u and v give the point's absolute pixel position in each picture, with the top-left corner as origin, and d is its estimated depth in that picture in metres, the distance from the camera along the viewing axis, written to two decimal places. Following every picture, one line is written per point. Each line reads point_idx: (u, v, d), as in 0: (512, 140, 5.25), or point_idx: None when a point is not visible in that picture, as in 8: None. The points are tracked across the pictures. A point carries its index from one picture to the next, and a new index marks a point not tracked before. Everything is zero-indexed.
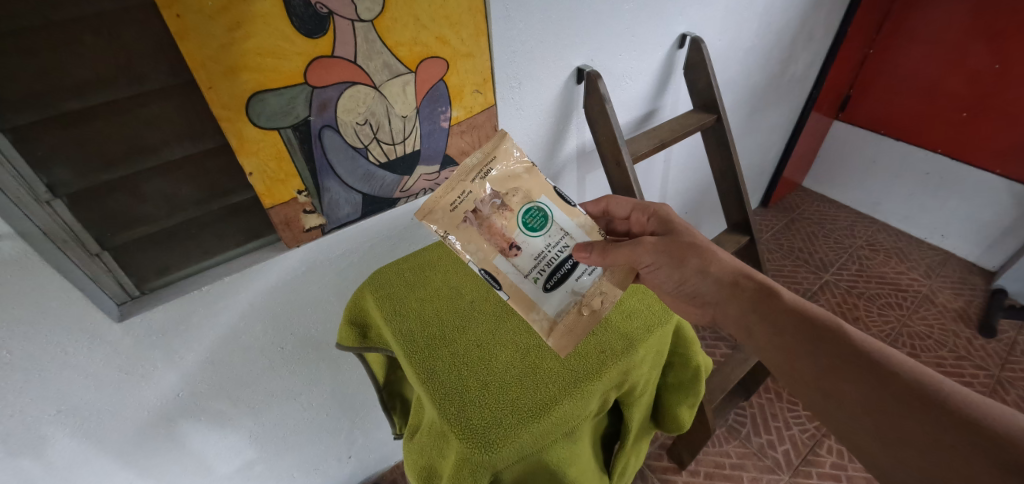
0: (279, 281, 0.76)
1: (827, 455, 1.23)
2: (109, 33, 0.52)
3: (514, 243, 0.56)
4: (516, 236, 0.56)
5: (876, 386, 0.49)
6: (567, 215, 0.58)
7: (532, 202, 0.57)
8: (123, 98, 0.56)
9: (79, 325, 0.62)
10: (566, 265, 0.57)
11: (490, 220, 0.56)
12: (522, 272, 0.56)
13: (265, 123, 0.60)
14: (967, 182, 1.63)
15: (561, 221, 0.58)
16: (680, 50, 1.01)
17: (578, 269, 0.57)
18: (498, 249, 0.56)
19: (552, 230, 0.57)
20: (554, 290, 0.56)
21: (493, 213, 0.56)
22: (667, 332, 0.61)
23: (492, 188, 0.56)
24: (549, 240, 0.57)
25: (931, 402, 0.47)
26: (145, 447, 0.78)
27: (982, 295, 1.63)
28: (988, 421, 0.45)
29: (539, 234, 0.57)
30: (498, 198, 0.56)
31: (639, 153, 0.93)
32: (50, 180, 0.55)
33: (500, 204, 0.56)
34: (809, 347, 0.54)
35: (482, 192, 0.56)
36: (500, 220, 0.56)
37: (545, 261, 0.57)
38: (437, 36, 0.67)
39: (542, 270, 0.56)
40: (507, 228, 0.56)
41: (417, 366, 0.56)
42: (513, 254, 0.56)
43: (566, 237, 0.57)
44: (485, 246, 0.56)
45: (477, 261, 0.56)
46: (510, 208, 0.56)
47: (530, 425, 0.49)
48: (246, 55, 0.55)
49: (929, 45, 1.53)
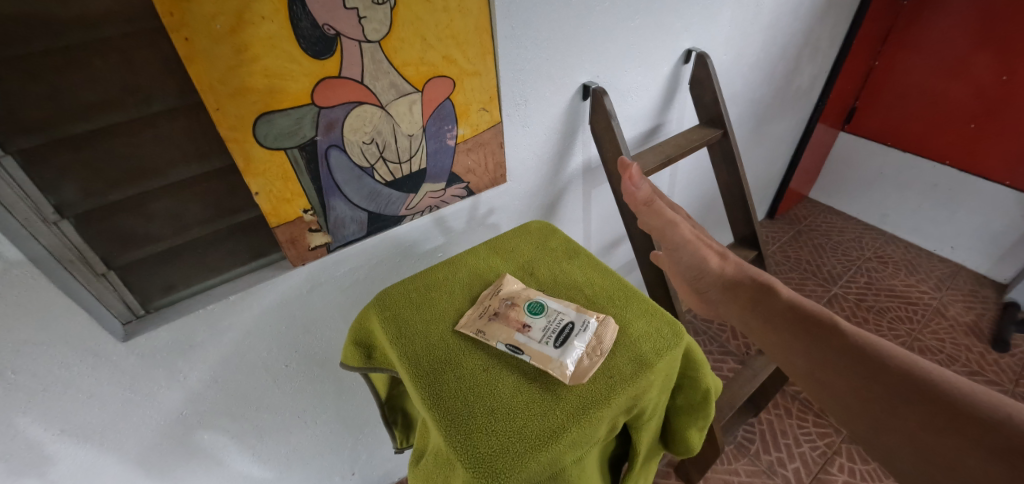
0: (283, 299, 0.75)
1: (839, 473, 1.21)
2: (117, 57, 0.52)
3: (525, 323, 0.56)
4: (524, 318, 0.57)
5: (865, 377, 0.47)
6: (558, 300, 0.60)
7: (530, 299, 0.60)
8: (130, 120, 0.56)
9: (83, 345, 0.61)
10: (569, 325, 0.55)
11: (504, 312, 0.58)
12: (536, 339, 0.54)
13: (272, 143, 0.60)
14: (977, 193, 1.61)
15: (558, 305, 0.59)
16: (686, 65, 1.01)
17: (577, 330, 0.55)
18: (516, 331, 0.55)
19: (551, 312, 0.58)
20: (563, 344, 0.53)
21: (506, 309, 0.58)
22: (677, 356, 0.55)
23: (504, 295, 0.60)
24: (552, 318, 0.57)
25: (924, 393, 0.44)
26: (147, 466, 0.77)
27: (994, 308, 1.60)
28: (989, 412, 0.41)
29: (542, 314, 0.57)
30: (508, 299, 0.59)
31: (646, 169, 0.92)
32: (56, 200, 0.55)
33: (509, 303, 0.59)
34: (802, 341, 0.52)
35: (496, 300, 0.60)
36: (512, 311, 0.58)
37: (553, 328, 0.55)
38: (443, 56, 0.67)
39: (551, 334, 0.55)
40: (517, 314, 0.57)
41: (420, 386, 0.51)
42: (527, 330, 0.55)
43: (563, 310, 0.58)
44: (504, 327, 0.55)
45: (501, 339, 0.54)
46: (517, 303, 0.59)
47: (537, 454, 0.45)
48: (253, 77, 0.55)
49: (934, 57, 1.53)
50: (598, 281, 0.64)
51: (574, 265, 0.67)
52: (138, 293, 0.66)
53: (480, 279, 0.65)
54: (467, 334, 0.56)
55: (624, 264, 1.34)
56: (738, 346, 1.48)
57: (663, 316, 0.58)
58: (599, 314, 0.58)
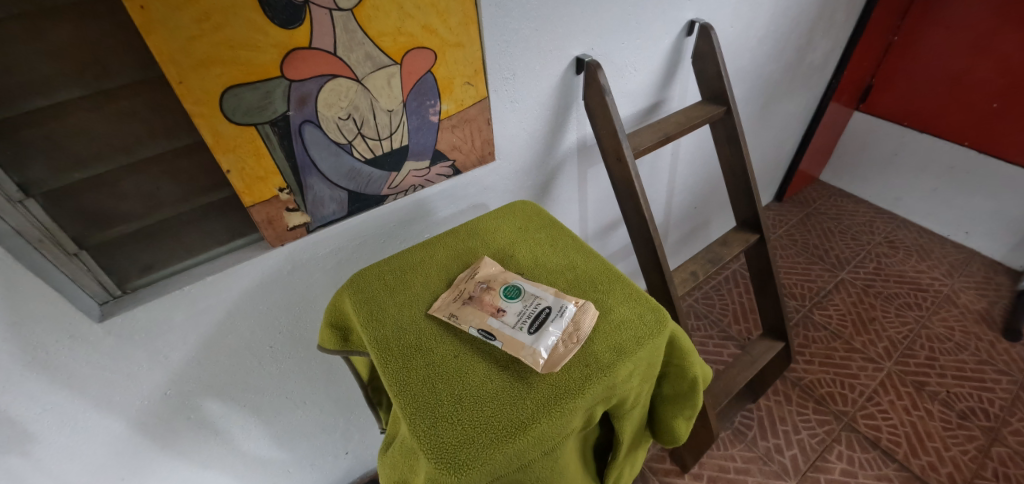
0: (263, 280, 0.73)
1: (837, 461, 1.19)
2: (73, 27, 0.50)
3: (499, 308, 0.54)
4: (498, 303, 0.54)
5: None
6: (539, 285, 0.57)
7: (507, 282, 0.57)
8: (91, 93, 0.53)
9: (58, 326, 0.59)
10: (545, 310, 0.53)
11: (478, 296, 0.55)
12: (510, 325, 0.52)
13: (241, 119, 0.57)
14: (997, 176, 1.54)
15: (536, 290, 0.56)
16: (688, 38, 0.96)
17: (554, 314, 0.52)
18: (488, 315, 0.53)
19: (528, 297, 0.55)
20: (538, 331, 0.51)
21: (480, 292, 0.56)
22: (661, 344, 0.52)
23: (479, 279, 0.58)
24: (528, 304, 0.54)
25: None
26: (133, 446, 0.77)
27: (1007, 295, 1.55)
28: None
29: (518, 300, 0.55)
30: (483, 283, 0.57)
31: (642, 147, 0.88)
32: (21, 178, 0.54)
33: (484, 286, 0.56)
34: None
35: (472, 283, 0.57)
36: (487, 295, 0.55)
37: (528, 314, 0.53)
38: (423, 25, 0.63)
39: (526, 319, 0.52)
40: (491, 298, 0.55)
41: (389, 375, 0.49)
42: (500, 314, 0.53)
43: (541, 296, 0.55)
44: (476, 311, 0.53)
45: (474, 324, 0.52)
46: (494, 286, 0.56)
47: (505, 445, 0.43)
48: (217, 48, 0.52)
49: (958, 31, 1.44)
50: (581, 265, 0.61)
51: (556, 247, 0.64)
52: (114, 273, 0.65)
53: (460, 261, 0.62)
54: (439, 318, 0.54)
55: (622, 247, 1.31)
56: (739, 331, 1.45)
57: (647, 302, 0.55)
58: (578, 299, 0.55)
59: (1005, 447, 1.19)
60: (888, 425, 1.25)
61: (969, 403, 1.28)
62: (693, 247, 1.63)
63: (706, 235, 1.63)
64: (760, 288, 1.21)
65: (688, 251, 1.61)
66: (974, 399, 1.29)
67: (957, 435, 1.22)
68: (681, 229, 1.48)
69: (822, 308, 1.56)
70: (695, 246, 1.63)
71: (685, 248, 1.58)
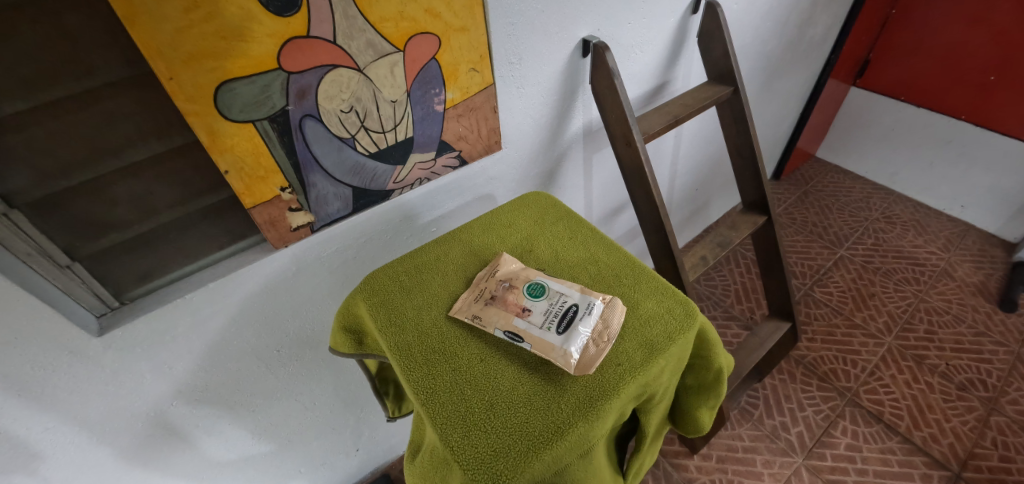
0: (266, 283, 0.70)
1: (842, 436, 1.21)
2: (49, 20, 0.45)
3: (523, 307, 0.52)
4: (523, 302, 0.52)
5: None
6: (563, 283, 0.55)
7: (530, 281, 0.54)
8: (75, 94, 0.49)
9: (54, 343, 0.56)
10: (572, 308, 0.51)
11: (501, 295, 0.53)
12: (537, 325, 0.50)
13: (238, 116, 0.54)
14: (993, 149, 1.54)
15: (561, 288, 0.54)
16: (694, 15, 0.93)
17: (582, 312, 0.50)
18: (514, 315, 0.51)
19: (553, 294, 0.53)
20: (567, 330, 0.49)
21: (503, 292, 0.53)
22: (691, 339, 0.51)
23: (501, 278, 0.55)
24: (553, 302, 0.52)
25: None
26: (142, 457, 0.74)
27: (1003, 267, 1.57)
28: None
29: (543, 299, 0.52)
30: (505, 282, 0.54)
31: (651, 131, 0.85)
32: (3, 189, 0.50)
33: (507, 285, 0.54)
34: None
35: (494, 282, 0.55)
36: (510, 295, 0.53)
37: (555, 312, 0.51)
38: (426, 9, 0.59)
39: (554, 318, 0.50)
40: (515, 298, 0.52)
41: (415, 384, 0.47)
42: (526, 314, 0.51)
43: (567, 295, 0.52)
44: (501, 312, 0.51)
45: (499, 326, 0.50)
46: (517, 286, 0.54)
47: (542, 452, 0.41)
48: (208, 38, 0.48)
49: (953, 3, 1.43)
50: (602, 258, 0.59)
51: (575, 240, 0.62)
52: (109, 284, 0.61)
53: (476, 258, 0.60)
54: (461, 320, 0.52)
55: (626, 231, 1.30)
56: (742, 311, 1.46)
57: (675, 295, 0.53)
58: (604, 295, 0.53)
59: (1002, 416, 1.22)
60: (891, 399, 1.26)
61: (968, 375, 1.30)
62: (695, 228, 1.62)
63: (707, 215, 1.62)
64: (765, 269, 1.21)
65: (690, 232, 1.61)
66: (972, 371, 1.31)
67: (957, 406, 1.24)
68: (683, 210, 1.47)
69: (823, 285, 1.57)
70: (696, 227, 1.62)
71: (687, 229, 1.57)
